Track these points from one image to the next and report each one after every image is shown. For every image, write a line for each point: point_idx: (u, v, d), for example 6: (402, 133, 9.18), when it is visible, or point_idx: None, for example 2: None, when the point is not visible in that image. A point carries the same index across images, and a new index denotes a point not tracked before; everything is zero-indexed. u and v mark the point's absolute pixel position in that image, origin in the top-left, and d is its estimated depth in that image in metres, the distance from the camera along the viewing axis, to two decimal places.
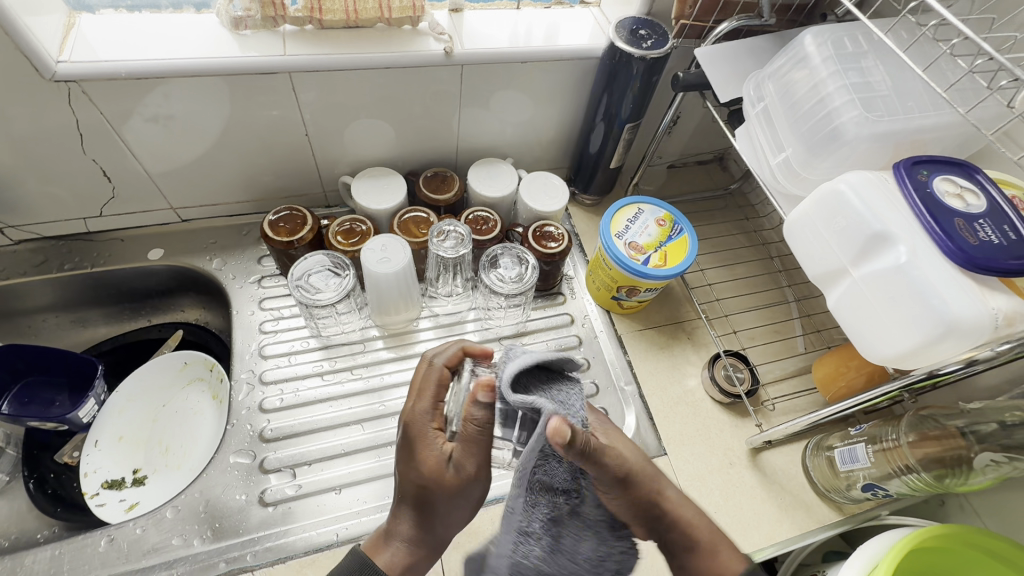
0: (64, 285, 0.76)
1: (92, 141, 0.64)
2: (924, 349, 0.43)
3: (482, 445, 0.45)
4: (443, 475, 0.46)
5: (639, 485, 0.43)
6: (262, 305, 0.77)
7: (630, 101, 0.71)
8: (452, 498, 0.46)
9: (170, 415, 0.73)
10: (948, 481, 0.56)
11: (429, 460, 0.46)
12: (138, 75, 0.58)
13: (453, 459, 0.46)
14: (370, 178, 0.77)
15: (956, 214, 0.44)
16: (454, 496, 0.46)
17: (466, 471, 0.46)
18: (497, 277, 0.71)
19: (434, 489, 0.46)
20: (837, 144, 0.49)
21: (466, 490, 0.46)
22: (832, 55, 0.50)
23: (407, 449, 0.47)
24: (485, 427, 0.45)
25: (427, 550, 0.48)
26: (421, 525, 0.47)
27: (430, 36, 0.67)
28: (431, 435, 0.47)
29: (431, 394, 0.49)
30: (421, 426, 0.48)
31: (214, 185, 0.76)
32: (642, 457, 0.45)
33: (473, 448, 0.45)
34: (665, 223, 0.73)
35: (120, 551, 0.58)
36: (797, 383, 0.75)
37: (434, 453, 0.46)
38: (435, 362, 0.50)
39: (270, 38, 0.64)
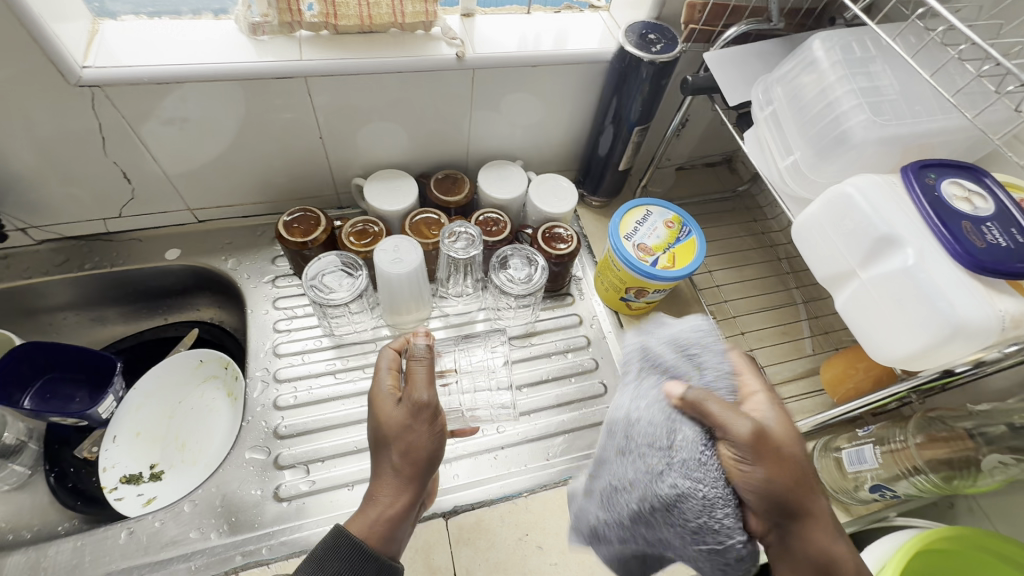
0: (84, 284, 0.78)
1: (113, 143, 0.66)
2: (931, 350, 0.43)
3: (428, 379, 0.50)
4: (397, 418, 0.49)
5: (777, 458, 0.38)
6: (276, 304, 0.78)
7: (639, 104, 0.71)
8: (405, 437, 0.49)
9: (186, 412, 0.74)
10: (956, 483, 0.56)
11: (384, 409, 0.50)
12: (159, 80, 0.60)
13: (403, 402, 0.50)
14: (382, 179, 0.78)
15: (963, 217, 0.44)
16: (407, 434, 0.49)
17: (418, 411, 0.49)
18: (508, 277, 0.72)
19: (393, 435, 0.49)
20: (845, 147, 0.49)
21: (420, 430, 0.49)
22: (840, 59, 0.51)
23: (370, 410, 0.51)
24: (428, 365, 0.51)
25: (399, 505, 0.48)
26: (388, 480, 0.49)
27: (442, 40, 0.69)
28: (387, 390, 0.52)
29: (388, 361, 0.54)
30: (378, 386, 0.52)
31: (230, 186, 0.77)
32: (790, 452, 0.39)
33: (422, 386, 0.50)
34: (673, 224, 0.73)
35: (140, 543, 0.59)
36: (805, 385, 0.76)
37: (388, 401, 0.50)
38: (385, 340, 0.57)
39: (286, 43, 0.65)
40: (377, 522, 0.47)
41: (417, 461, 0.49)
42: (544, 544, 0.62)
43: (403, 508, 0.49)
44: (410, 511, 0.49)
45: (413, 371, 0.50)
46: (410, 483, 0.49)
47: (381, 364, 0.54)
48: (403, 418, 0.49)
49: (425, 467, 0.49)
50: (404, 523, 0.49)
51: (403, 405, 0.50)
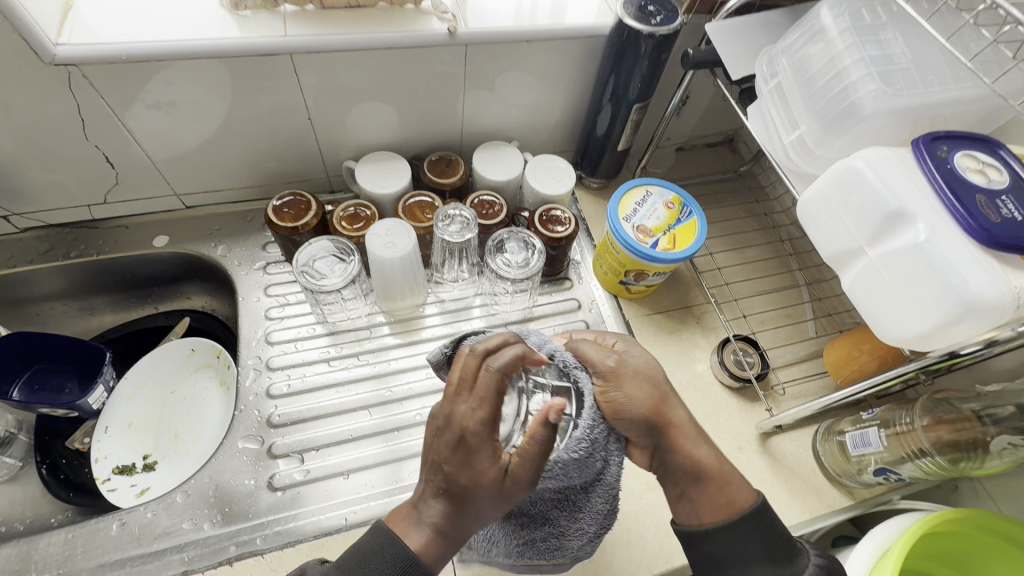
0: (71, 273, 0.76)
1: (94, 127, 0.64)
2: (941, 330, 0.42)
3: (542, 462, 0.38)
4: (498, 493, 0.37)
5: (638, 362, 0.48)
6: (268, 291, 0.77)
7: (638, 81, 0.69)
8: (495, 505, 0.38)
9: (179, 401, 0.73)
10: (963, 465, 0.54)
11: (483, 472, 0.37)
12: (138, 58, 0.57)
13: (507, 478, 0.37)
14: (374, 162, 0.76)
15: (977, 191, 0.42)
16: (498, 504, 0.38)
17: (519, 493, 0.38)
18: (504, 261, 0.70)
19: (481, 501, 0.38)
20: (853, 120, 0.47)
21: (509, 505, 0.39)
22: (849, 27, 0.48)
23: (460, 454, 0.36)
24: (547, 446, 0.37)
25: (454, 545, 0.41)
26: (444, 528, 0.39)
27: (433, 15, 0.66)
28: (490, 444, 0.37)
29: (493, 400, 0.36)
30: (478, 433, 0.36)
31: (218, 170, 0.75)
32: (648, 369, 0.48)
33: (533, 466, 0.38)
34: (674, 205, 0.72)
35: (132, 534, 0.58)
36: (808, 368, 0.75)
37: (493, 464, 0.37)
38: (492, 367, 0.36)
39: (270, 18, 0.62)
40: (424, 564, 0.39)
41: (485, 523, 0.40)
42: None
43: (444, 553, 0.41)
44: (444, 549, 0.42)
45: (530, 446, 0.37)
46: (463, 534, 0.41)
47: (483, 402, 0.36)
48: (501, 494, 0.37)
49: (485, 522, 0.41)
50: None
51: (506, 479, 0.37)
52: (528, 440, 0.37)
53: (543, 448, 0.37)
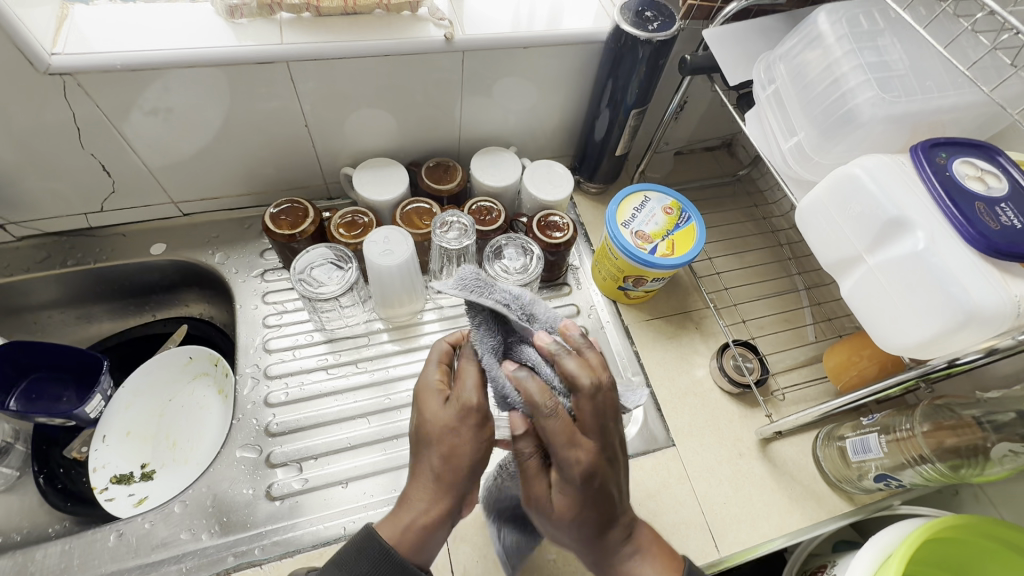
0: (69, 281, 0.76)
1: (91, 136, 0.63)
2: (942, 338, 0.42)
3: (479, 380, 0.43)
4: (441, 419, 0.42)
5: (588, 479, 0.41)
6: (266, 299, 0.76)
7: (636, 87, 0.69)
8: (445, 440, 0.42)
9: (177, 409, 0.73)
10: (964, 472, 0.54)
11: (427, 407, 0.43)
12: (134, 67, 0.57)
13: (449, 404, 0.43)
14: (372, 168, 0.76)
15: (976, 198, 0.42)
16: (448, 438, 0.42)
17: (465, 413, 0.42)
18: (502, 268, 0.70)
19: (433, 440, 0.42)
20: (851, 127, 0.47)
21: (465, 437, 0.42)
22: (847, 33, 0.48)
23: (414, 405, 0.45)
24: (478, 362, 0.43)
25: (434, 513, 0.42)
26: (422, 485, 0.43)
27: (430, 22, 0.66)
28: (433, 386, 0.45)
29: (438, 356, 0.47)
30: (424, 379, 0.45)
31: (215, 177, 0.75)
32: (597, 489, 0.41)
33: (470, 384, 0.43)
34: (672, 211, 0.71)
35: (130, 545, 0.58)
36: (808, 373, 0.74)
37: (435, 398, 0.43)
38: (439, 335, 0.49)
39: (266, 26, 0.62)
40: (411, 527, 0.42)
41: (458, 469, 0.42)
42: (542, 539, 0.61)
43: (439, 519, 0.42)
44: (447, 520, 0.43)
45: (464, 369, 0.43)
46: (450, 492, 0.42)
47: (431, 356, 0.47)
48: (446, 418, 0.42)
49: (468, 474, 0.42)
50: (437, 533, 0.43)
51: (449, 405, 0.43)
52: (465, 358, 0.44)
53: (473, 362, 0.43)
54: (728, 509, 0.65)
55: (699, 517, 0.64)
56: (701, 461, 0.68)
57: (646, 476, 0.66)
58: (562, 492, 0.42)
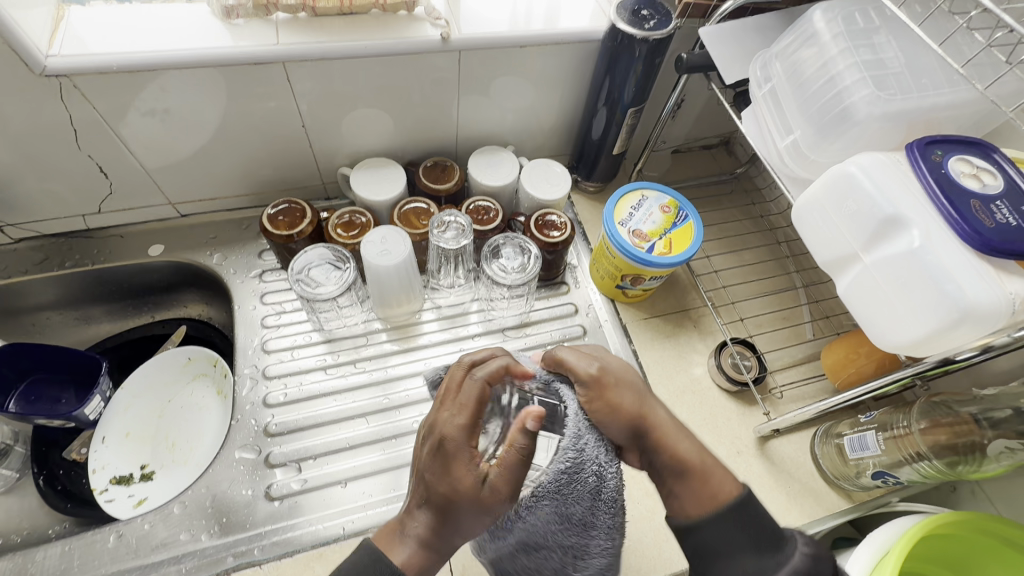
0: (67, 282, 0.76)
1: (87, 137, 0.63)
2: (938, 336, 0.42)
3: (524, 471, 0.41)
4: (476, 497, 0.39)
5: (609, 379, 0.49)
6: (264, 299, 0.76)
7: (632, 85, 0.69)
8: (477, 517, 0.40)
9: (176, 410, 0.73)
10: (961, 469, 0.54)
11: (461, 479, 0.39)
12: (131, 68, 0.57)
13: (483, 485, 0.40)
14: (369, 169, 0.76)
15: (971, 195, 0.42)
16: (480, 517, 0.40)
17: (497, 500, 0.40)
18: (500, 267, 0.70)
19: (462, 511, 0.39)
20: (847, 125, 0.47)
21: (493, 518, 0.41)
22: (842, 31, 0.48)
23: (439, 458, 0.40)
24: (524, 459, 0.41)
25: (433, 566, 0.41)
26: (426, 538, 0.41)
27: (426, 21, 0.66)
28: (468, 452, 0.40)
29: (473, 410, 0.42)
30: (456, 438, 0.40)
31: (213, 178, 0.75)
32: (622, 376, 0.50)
33: (511, 479, 0.40)
34: (670, 209, 0.71)
35: (129, 546, 0.58)
36: (806, 371, 0.74)
37: (467, 469, 0.40)
38: (476, 377, 0.43)
39: (262, 27, 0.62)
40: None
41: (470, 535, 0.41)
42: None
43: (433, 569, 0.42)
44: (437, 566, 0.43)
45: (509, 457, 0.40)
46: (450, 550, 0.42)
47: (465, 407, 0.42)
48: (478, 498, 0.39)
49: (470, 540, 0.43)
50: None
51: (484, 487, 0.40)
52: (510, 447, 0.40)
53: (523, 455, 0.40)
54: None
55: None
56: None
57: (645, 475, 0.66)
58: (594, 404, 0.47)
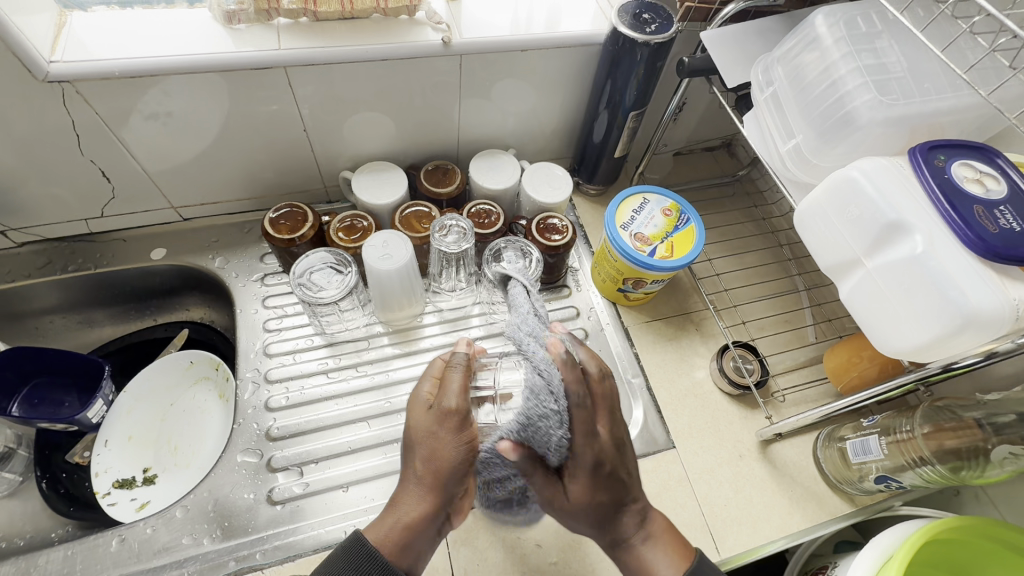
0: (70, 286, 0.76)
1: (90, 142, 0.64)
2: (941, 342, 0.41)
3: (462, 385, 0.45)
4: (425, 424, 0.45)
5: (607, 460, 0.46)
6: (266, 303, 0.77)
7: (634, 88, 0.69)
8: (430, 447, 0.44)
9: (178, 414, 0.73)
10: (964, 474, 0.54)
11: (414, 413, 0.46)
12: (133, 73, 0.57)
13: (432, 410, 0.45)
14: (370, 172, 0.76)
15: (975, 201, 0.42)
16: (432, 444, 0.44)
17: (441, 419, 0.44)
18: (501, 271, 0.70)
19: (419, 446, 0.45)
20: (849, 129, 0.47)
21: (447, 441, 0.43)
22: (844, 36, 0.48)
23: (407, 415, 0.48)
24: (460, 373, 0.45)
25: (418, 514, 0.44)
26: (411, 486, 0.45)
27: (427, 26, 0.66)
28: (422, 395, 0.47)
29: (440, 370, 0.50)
30: (416, 391, 0.48)
31: (214, 182, 0.75)
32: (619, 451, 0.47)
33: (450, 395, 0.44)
34: (671, 212, 0.71)
35: (132, 550, 0.58)
36: (808, 374, 0.74)
37: (421, 404, 0.46)
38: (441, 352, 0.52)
39: (264, 31, 0.62)
40: (396, 526, 0.44)
41: (441, 476, 0.44)
42: (542, 542, 0.61)
43: (426, 520, 0.44)
44: (435, 521, 0.45)
45: (447, 377, 0.45)
46: (438, 498, 0.45)
47: (429, 372, 0.50)
48: (428, 423, 0.44)
49: (454, 481, 0.44)
50: (426, 531, 0.45)
51: (432, 413, 0.45)
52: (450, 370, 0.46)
53: (457, 373, 0.45)
54: (728, 511, 0.65)
55: (700, 518, 0.64)
56: (700, 463, 0.68)
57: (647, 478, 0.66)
58: (579, 483, 0.45)
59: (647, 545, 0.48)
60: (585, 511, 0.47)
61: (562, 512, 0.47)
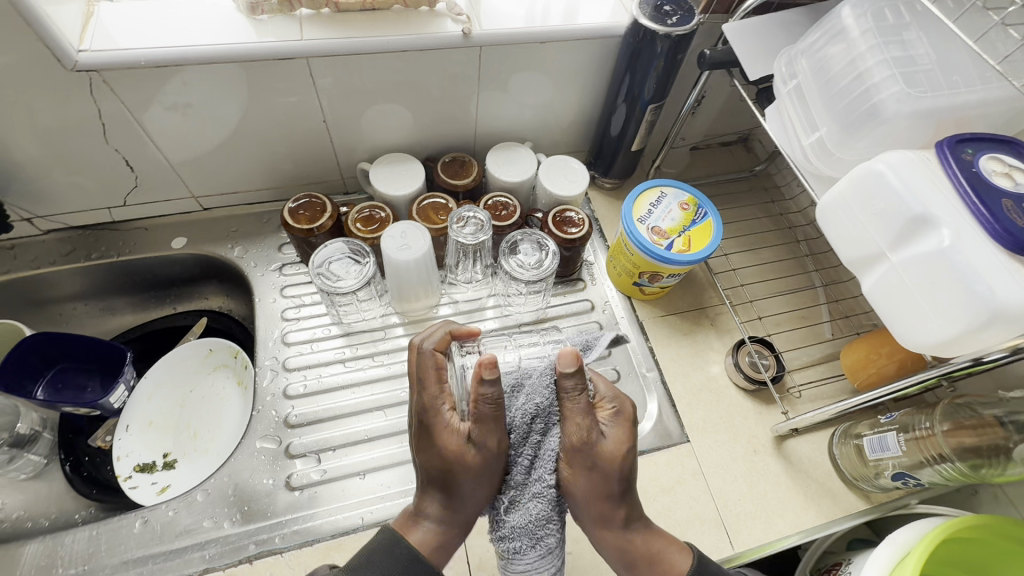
0: (93, 273, 0.78)
1: (115, 131, 0.65)
2: (967, 337, 0.41)
3: (500, 419, 0.44)
4: (468, 462, 0.44)
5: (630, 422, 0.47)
6: (284, 292, 0.77)
7: (653, 81, 0.69)
8: (475, 476, 0.45)
9: (198, 400, 0.74)
10: (984, 471, 0.54)
11: (449, 449, 0.44)
12: (157, 63, 0.58)
13: (473, 446, 0.44)
14: (389, 164, 0.76)
15: (1003, 195, 0.42)
16: (478, 475, 0.45)
17: (486, 454, 0.45)
18: (518, 263, 0.70)
19: (461, 480, 0.45)
20: (875, 122, 0.47)
21: (492, 472, 0.45)
22: (872, 27, 0.47)
23: (423, 432, 0.45)
24: (495, 406, 0.43)
25: (459, 528, 0.47)
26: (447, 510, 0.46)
27: (447, 17, 0.66)
28: (447, 418, 0.45)
29: (435, 376, 0.46)
30: (436, 410, 0.45)
31: (235, 172, 0.76)
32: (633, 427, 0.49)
33: (491, 430, 0.44)
34: (689, 207, 0.71)
35: (154, 532, 0.60)
36: (824, 370, 0.74)
37: (455, 436, 0.44)
38: (426, 348, 0.47)
39: (286, 22, 0.63)
40: (440, 547, 0.46)
41: (482, 498, 0.47)
42: None
43: (461, 530, 0.47)
44: (467, 528, 0.48)
45: (478, 407, 0.43)
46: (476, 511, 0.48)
47: (428, 376, 0.46)
48: (469, 458, 0.44)
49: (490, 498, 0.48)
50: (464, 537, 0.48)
51: (472, 445, 0.44)
52: (483, 402, 0.43)
53: (491, 405, 0.43)
54: (742, 505, 0.65)
55: (714, 510, 0.64)
56: (715, 457, 0.68)
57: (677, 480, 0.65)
58: (614, 425, 0.47)
59: (654, 536, 0.49)
60: (606, 462, 0.45)
61: (592, 464, 0.45)
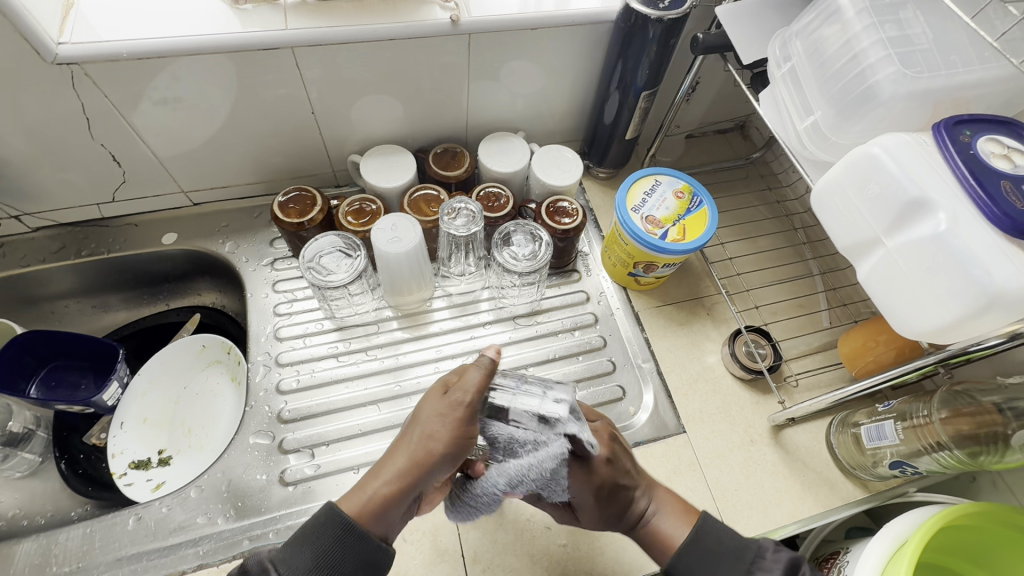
0: (86, 270, 0.77)
1: (101, 127, 0.64)
2: (963, 322, 0.40)
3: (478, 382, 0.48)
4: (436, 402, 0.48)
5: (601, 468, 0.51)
6: (276, 287, 0.77)
7: (646, 67, 0.67)
8: (438, 429, 0.46)
9: (192, 397, 0.74)
10: (982, 459, 0.53)
11: (430, 394, 0.49)
12: (141, 55, 0.57)
13: (446, 396, 0.48)
14: (380, 156, 0.75)
15: (1002, 176, 0.41)
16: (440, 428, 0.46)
17: (456, 409, 0.47)
18: (511, 254, 0.70)
19: (431, 425, 0.47)
20: (870, 105, 0.46)
21: (449, 424, 0.46)
22: (867, 7, 0.46)
23: (425, 397, 0.52)
24: (483, 372, 0.49)
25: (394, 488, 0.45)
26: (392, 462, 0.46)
27: (435, 4, 0.64)
28: (442, 379, 0.51)
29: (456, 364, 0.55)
30: (440, 377, 0.52)
31: (225, 167, 0.75)
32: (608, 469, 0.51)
33: (467, 385, 0.48)
34: (684, 195, 0.70)
35: (148, 529, 0.60)
36: (821, 359, 0.73)
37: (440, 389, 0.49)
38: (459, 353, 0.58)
39: (271, 12, 0.61)
40: (373, 497, 0.44)
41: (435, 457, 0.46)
42: (552, 525, 0.60)
43: (400, 491, 0.45)
44: (408, 496, 0.45)
45: (467, 371, 0.49)
46: (420, 479, 0.45)
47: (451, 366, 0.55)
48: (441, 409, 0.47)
49: (440, 470, 0.46)
50: (397, 508, 0.45)
51: (448, 399, 0.48)
52: (474, 366, 0.49)
53: (479, 369, 0.49)
54: (740, 495, 0.64)
55: (710, 500, 0.64)
56: (712, 447, 0.67)
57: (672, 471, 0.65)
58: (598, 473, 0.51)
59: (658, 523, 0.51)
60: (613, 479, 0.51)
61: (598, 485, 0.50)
